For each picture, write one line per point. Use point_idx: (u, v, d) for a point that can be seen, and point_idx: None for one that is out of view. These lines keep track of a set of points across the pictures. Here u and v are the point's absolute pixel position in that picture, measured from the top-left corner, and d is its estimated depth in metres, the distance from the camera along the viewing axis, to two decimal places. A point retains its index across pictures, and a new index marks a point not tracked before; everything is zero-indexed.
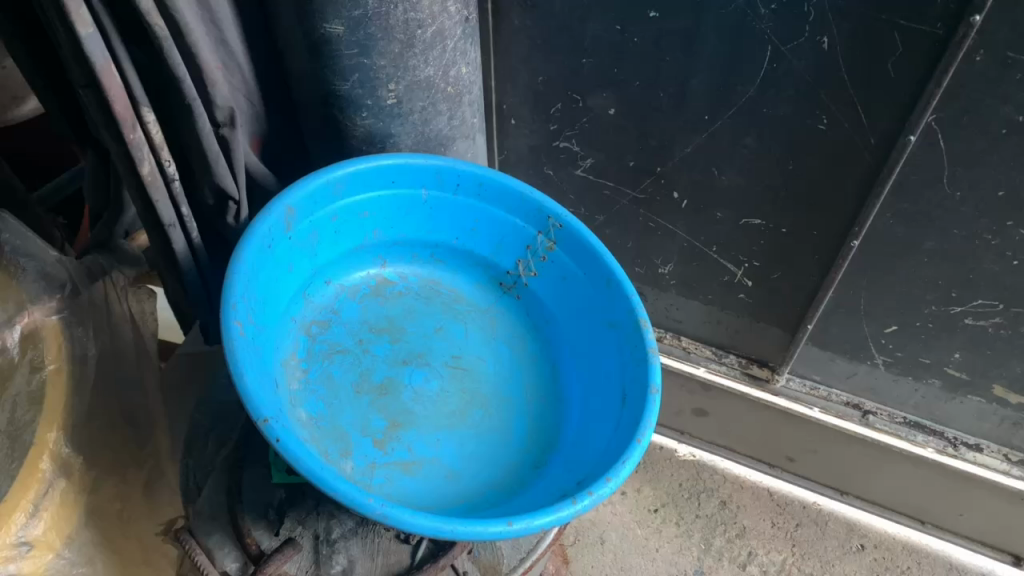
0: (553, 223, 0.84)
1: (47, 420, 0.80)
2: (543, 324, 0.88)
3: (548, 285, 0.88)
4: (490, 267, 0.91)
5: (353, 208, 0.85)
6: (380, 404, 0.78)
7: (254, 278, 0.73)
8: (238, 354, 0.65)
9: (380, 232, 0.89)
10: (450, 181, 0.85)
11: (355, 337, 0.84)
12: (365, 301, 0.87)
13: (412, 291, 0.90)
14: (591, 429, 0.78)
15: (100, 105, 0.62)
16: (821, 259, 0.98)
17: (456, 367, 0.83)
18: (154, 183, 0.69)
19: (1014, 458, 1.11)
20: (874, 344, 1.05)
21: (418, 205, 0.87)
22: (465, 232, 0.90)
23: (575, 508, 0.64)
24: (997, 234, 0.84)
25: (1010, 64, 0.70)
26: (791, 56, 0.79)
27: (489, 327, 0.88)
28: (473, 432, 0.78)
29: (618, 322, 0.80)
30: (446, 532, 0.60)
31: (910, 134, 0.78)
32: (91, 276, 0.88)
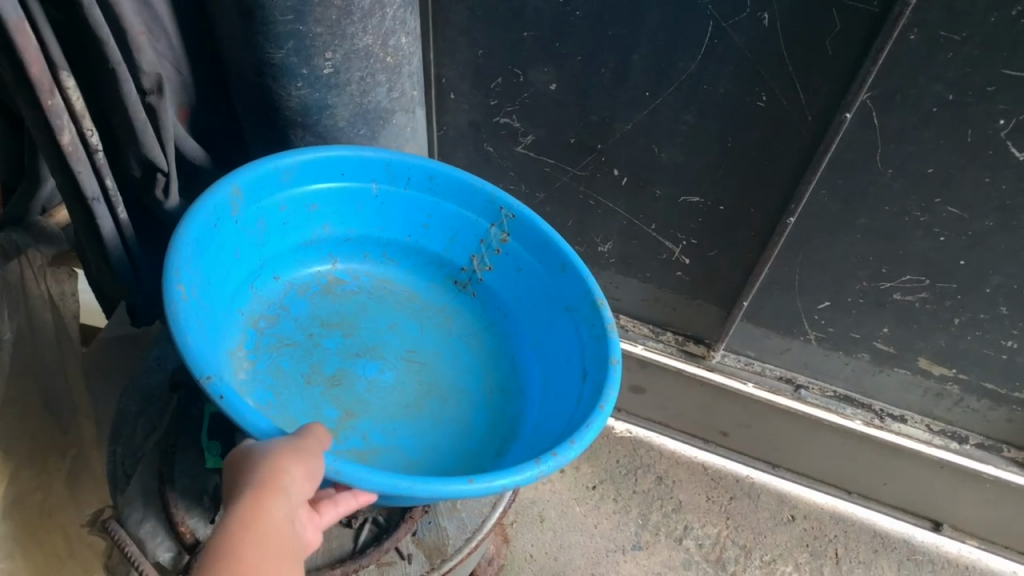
0: (506, 214, 0.84)
1: None
2: (501, 320, 0.87)
3: (504, 279, 0.87)
4: (444, 264, 0.90)
5: (302, 198, 0.83)
6: (333, 394, 0.76)
7: (199, 254, 0.70)
8: (180, 317, 0.62)
9: (330, 227, 0.87)
10: (401, 174, 0.84)
11: (306, 331, 0.81)
12: (315, 297, 0.85)
13: (364, 290, 0.87)
14: (554, 413, 0.76)
15: (10, 66, 0.56)
16: (757, 236, 0.99)
17: (413, 360, 0.81)
18: (76, 154, 0.63)
19: (935, 428, 1.16)
20: (808, 319, 1.08)
21: (369, 199, 0.86)
22: (418, 229, 0.89)
23: (539, 469, 0.62)
24: (925, 210, 0.87)
25: (942, 42, 0.72)
26: (731, 33, 0.79)
27: (444, 324, 0.86)
28: (432, 421, 0.76)
29: (575, 305, 0.80)
30: (405, 489, 0.57)
31: (847, 111, 0.80)
32: (5, 254, 0.82)
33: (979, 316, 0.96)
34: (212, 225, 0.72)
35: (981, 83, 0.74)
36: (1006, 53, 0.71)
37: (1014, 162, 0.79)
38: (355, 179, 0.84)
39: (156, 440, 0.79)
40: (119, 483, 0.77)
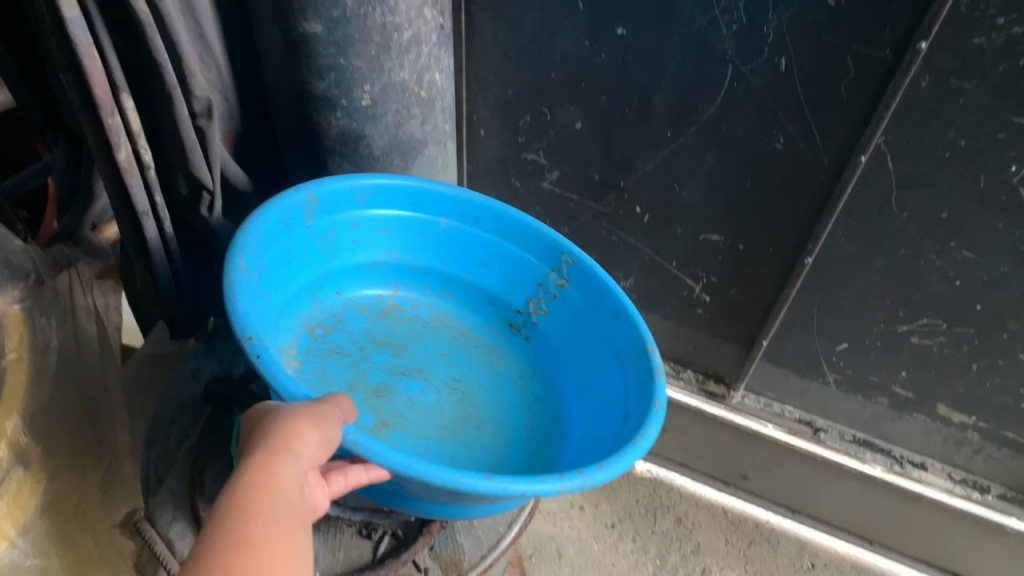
0: (567, 260, 0.87)
1: (6, 407, 0.79)
2: (550, 367, 0.91)
3: (561, 325, 0.91)
4: (502, 306, 0.95)
5: (373, 222, 0.90)
6: (373, 402, 0.80)
7: (265, 246, 0.77)
8: (234, 281, 0.68)
9: (396, 254, 0.94)
10: (469, 213, 0.90)
11: (357, 345, 0.87)
12: (373, 317, 0.91)
13: (421, 319, 0.93)
14: (588, 452, 0.78)
15: (76, 86, 0.62)
16: (776, 275, 1.01)
17: (456, 388, 0.85)
18: (130, 170, 0.68)
19: (956, 477, 1.16)
20: (826, 361, 1.09)
21: (436, 232, 0.92)
22: (480, 267, 0.95)
23: (561, 483, 0.62)
24: (941, 254, 0.88)
25: (953, 90, 0.75)
26: (749, 76, 0.83)
27: (493, 362, 0.90)
28: (464, 446, 0.79)
29: (625, 351, 0.81)
30: (417, 473, 0.59)
31: (862, 154, 0.82)
32: (56, 266, 0.88)
33: (997, 362, 0.97)
34: (281, 229, 0.80)
35: (991, 129, 0.76)
36: (1014, 101, 0.73)
37: None
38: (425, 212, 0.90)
39: (188, 447, 0.82)
40: (151, 486, 0.80)
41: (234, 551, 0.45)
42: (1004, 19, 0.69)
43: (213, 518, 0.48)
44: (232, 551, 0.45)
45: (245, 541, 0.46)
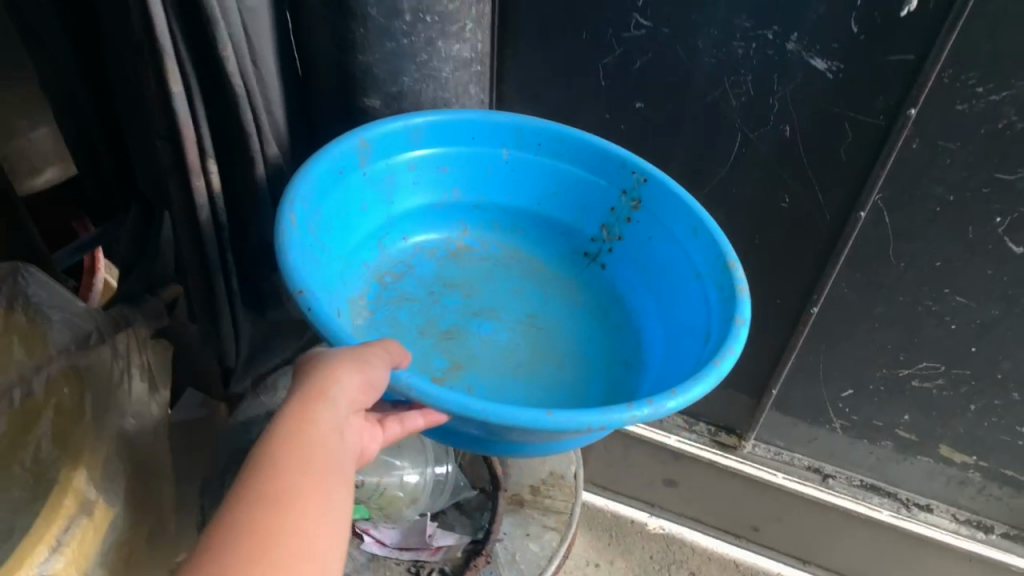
0: (638, 177, 0.84)
1: (73, 460, 0.82)
2: (628, 295, 0.86)
3: (637, 250, 0.86)
4: (574, 236, 0.90)
5: (433, 160, 0.87)
6: (445, 346, 0.78)
7: (320, 194, 0.75)
8: (286, 235, 0.66)
9: (460, 192, 0.90)
10: (531, 138, 0.87)
11: (428, 290, 0.84)
12: (441, 259, 0.88)
13: (491, 257, 0.89)
14: (672, 375, 0.74)
15: (170, 153, 0.68)
16: (784, 326, 1.08)
17: (530, 324, 0.82)
18: (208, 229, 0.74)
19: (961, 517, 1.22)
20: (833, 407, 1.16)
21: (499, 164, 0.89)
22: (548, 197, 0.90)
23: (630, 414, 0.59)
24: (936, 300, 0.97)
25: (941, 150, 0.84)
26: (756, 142, 0.92)
27: (569, 296, 0.86)
28: (541, 382, 0.76)
29: (706, 270, 0.78)
30: (486, 413, 0.57)
31: (861, 210, 0.91)
32: (115, 326, 0.94)
33: (993, 402, 1.04)
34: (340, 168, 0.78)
35: (977, 185, 0.85)
36: (996, 159, 0.83)
37: (1012, 256, 0.89)
38: (486, 144, 0.87)
39: None
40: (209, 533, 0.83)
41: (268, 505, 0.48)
42: (983, 88, 0.78)
43: (250, 468, 0.51)
44: (266, 505, 0.48)
45: (280, 494, 0.49)
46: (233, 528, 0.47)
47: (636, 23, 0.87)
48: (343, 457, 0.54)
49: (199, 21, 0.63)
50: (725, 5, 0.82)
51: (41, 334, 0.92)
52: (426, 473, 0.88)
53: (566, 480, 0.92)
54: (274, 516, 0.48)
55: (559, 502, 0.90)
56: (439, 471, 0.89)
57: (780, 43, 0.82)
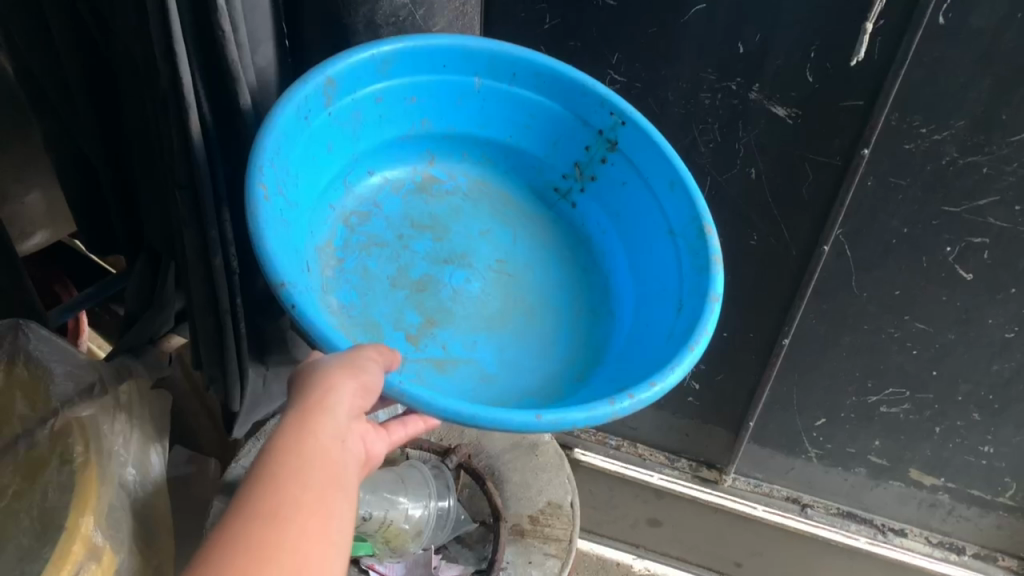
0: (616, 120, 0.80)
1: (79, 506, 0.79)
2: (596, 237, 0.85)
3: (609, 191, 0.84)
4: (544, 170, 0.86)
5: (401, 91, 0.80)
6: (417, 299, 0.77)
7: (287, 149, 0.70)
8: (259, 212, 0.62)
9: (429, 122, 0.84)
10: (505, 68, 0.80)
11: (397, 231, 0.82)
12: (410, 197, 0.84)
13: (459, 192, 0.86)
14: (643, 335, 0.75)
15: (188, 201, 0.72)
16: (758, 359, 1.14)
17: (501, 271, 0.81)
18: (221, 274, 0.77)
19: (934, 540, 1.28)
20: (807, 437, 1.21)
21: (470, 95, 0.83)
22: (519, 129, 0.85)
23: (612, 409, 0.59)
24: (898, 327, 1.04)
25: (894, 187, 0.92)
26: (725, 184, 0.99)
27: (539, 236, 0.84)
28: (514, 335, 0.77)
29: (680, 230, 0.76)
30: (475, 419, 0.56)
31: (825, 244, 0.98)
32: (120, 376, 0.95)
33: (956, 424, 1.11)
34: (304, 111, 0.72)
35: (927, 217, 0.93)
36: (943, 194, 0.91)
37: (964, 283, 0.97)
38: (457, 72, 0.81)
39: None
40: None
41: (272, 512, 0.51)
42: (926, 129, 0.86)
43: (250, 479, 0.53)
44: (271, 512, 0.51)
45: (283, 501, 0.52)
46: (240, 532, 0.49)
47: (611, 78, 0.94)
48: (344, 466, 0.57)
49: (222, 79, 0.69)
50: (692, 62, 0.89)
51: (42, 388, 0.90)
52: (429, 506, 0.93)
53: (564, 509, 0.97)
54: (278, 522, 0.51)
55: (558, 530, 0.95)
56: (441, 505, 0.94)
57: (743, 93, 0.90)
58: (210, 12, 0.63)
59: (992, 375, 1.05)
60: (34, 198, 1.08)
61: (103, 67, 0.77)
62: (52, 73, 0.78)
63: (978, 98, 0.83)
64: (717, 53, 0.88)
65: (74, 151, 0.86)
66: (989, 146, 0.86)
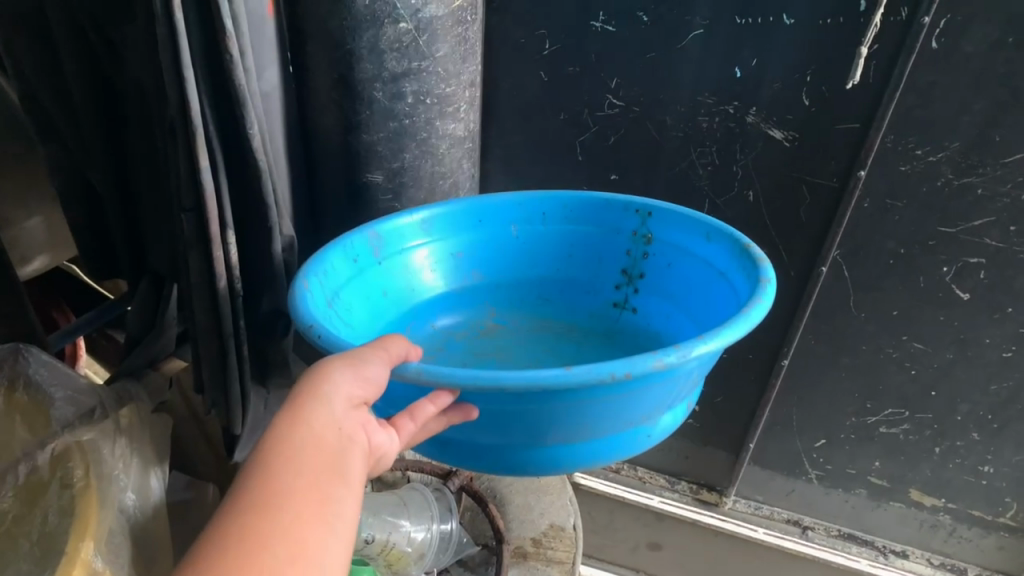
0: (643, 214, 0.82)
1: (79, 532, 0.76)
2: (663, 327, 0.80)
3: (661, 280, 0.82)
4: (598, 293, 0.85)
5: (443, 244, 0.84)
6: None
7: (332, 265, 0.72)
8: (302, 296, 0.63)
9: (478, 274, 0.87)
10: (534, 210, 0.86)
11: (460, 362, 0.79)
12: (472, 338, 0.83)
13: (520, 327, 0.84)
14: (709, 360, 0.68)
15: (193, 224, 0.73)
16: (757, 380, 1.15)
17: (565, 371, 0.76)
18: (224, 296, 0.77)
19: (936, 561, 1.28)
20: (807, 458, 1.22)
21: (510, 241, 0.87)
22: (563, 264, 0.87)
23: (658, 360, 0.53)
24: (897, 347, 1.04)
25: (890, 208, 0.93)
26: (724, 207, 1.00)
27: (603, 345, 0.81)
28: None
29: (727, 267, 0.74)
30: (496, 380, 0.51)
31: (823, 265, 0.99)
32: (120, 399, 0.95)
33: (955, 444, 1.12)
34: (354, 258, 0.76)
35: (924, 238, 0.94)
36: (938, 215, 0.92)
37: (961, 302, 0.98)
38: (493, 222, 0.86)
39: None
40: None
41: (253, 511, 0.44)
42: (921, 150, 0.88)
43: (243, 473, 0.47)
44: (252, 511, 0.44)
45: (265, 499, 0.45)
46: (216, 538, 0.43)
47: (610, 103, 0.95)
48: (343, 457, 0.50)
49: (228, 103, 0.70)
50: (690, 86, 0.91)
51: (42, 413, 0.89)
52: (431, 529, 0.92)
53: (567, 531, 0.97)
54: (261, 523, 0.44)
55: (560, 552, 0.95)
56: (443, 528, 0.93)
57: (740, 116, 0.91)
58: (219, 37, 0.64)
59: (990, 395, 1.05)
60: (35, 223, 1.07)
61: (109, 93, 0.78)
62: (56, 99, 0.79)
63: (972, 120, 0.84)
64: (713, 77, 0.89)
65: (76, 177, 0.86)
66: (983, 167, 0.87)
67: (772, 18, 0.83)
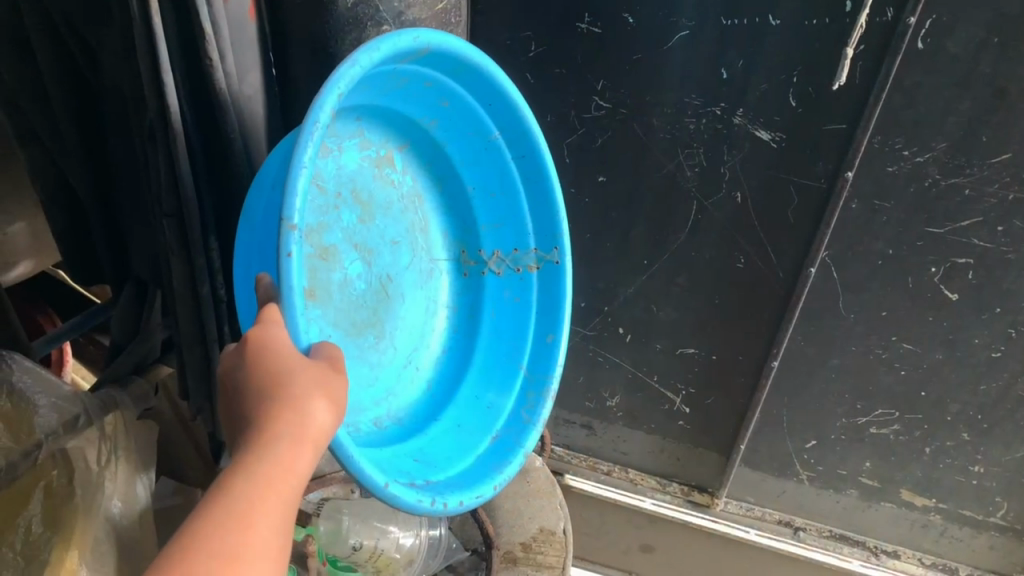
0: (551, 257, 0.83)
1: (64, 541, 0.80)
2: (460, 311, 0.84)
3: (498, 292, 0.86)
4: (467, 231, 0.83)
5: (447, 88, 0.72)
6: (315, 264, 0.63)
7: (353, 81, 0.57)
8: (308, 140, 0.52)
9: (431, 123, 0.76)
10: (524, 146, 0.79)
11: (339, 185, 0.67)
12: (368, 161, 0.70)
13: (402, 190, 0.75)
14: (453, 444, 0.80)
15: (175, 230, 0.72)
16: (747, 381, 1.14)
17: (387, 289, 0.73)
18: (208, 302, 0.77)
19: (927, 561, 1.28)
20: (798, 459, 1.21)
21: (479, 137, 0.78)
22: (483, 191, 0.82)
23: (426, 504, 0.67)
24: (886, 348, 1.04)
25: (877, 209, 0.93)
26: (711, 208, 0.99)
27: (427, 282, 0.79)
28: (354, 361, 0.69)
29: (529, 379, 0.85)
30: (349, 460, 0.57)
31: (811, 266, 0.98)
32: (104, 407, 0.90)
33: (946, 444, 1.12)
34: (387, 64, 0.63)
35: (911, 239, 0.94)
36: (926, 216, 0.92)
37: (949, 303, 0.98)
38: (490, 116, 0.77)
39: None
40: None
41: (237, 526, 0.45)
42: (908, 151, 0.87)
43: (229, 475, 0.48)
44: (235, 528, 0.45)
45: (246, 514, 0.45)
46: (201, 535, 0.43)
47: (597, 104, 0.94)
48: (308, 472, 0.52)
49: (209, 108, 0.70)
50: (676, 87, 0.90)
51: (25, 421, 0.84)
52: (420, 535, 0.93)
53: (557, 536, 0.98)
54: (242, 545, 0.44)
55: (551, 557, 0.95)
56: (432, 534, 0.95)
57: (728, 118, 0.91)
58: (200, 43, 0.64)
59: (980, 395, 1.05)
60: (18, 229, 1.06)
61: (91, 96, 0.77)
62: (36, 103, 0.78)
63: (959, 121, 0.84)
64: (700, 78, 0.89)
65: (60, 181, 0.85)
66: (970, 167, 0.87)
67: (758, 19, 0.83)
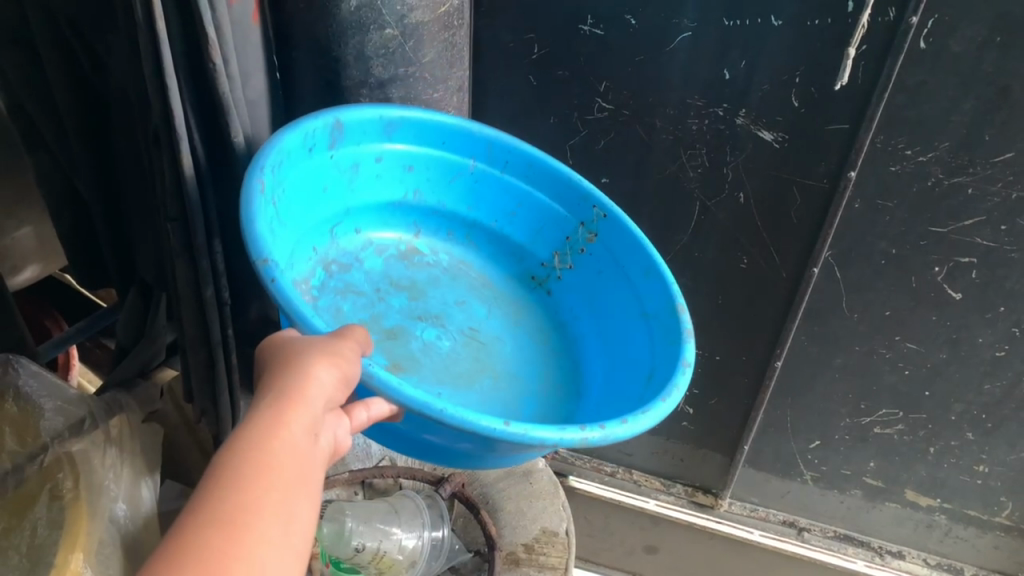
0: (598, 212, 0.81)
1: (69, 542, 0.76)
2: (571, 322, 0.83)
3: (587, 281, 0.83)
4: (525, 258, 0.86)
5: (399, 157, 0.81)
6: (386, 346, 0.73)
7: (284, 165, 0.69)
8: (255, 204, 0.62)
9: (420, 194, 0.84)
10: (499, 156, 0.82)
11: (375, 286, 0.79)
12: (390, 259, 0.82)
13: (441, 266, 0.84)
14: (612, 409, 0.72)
15: (179, 232, 0.72)
16: (751, 382, 1.14)
17: (474, 336, 0.78)
18: (212, 305, 0.77)
19: (932, 561, 1.28)
20: (801, 459, 1.21)
21: (463, 178, 0.84)
22: (505, 216, 0.85)
23: (580, 434, 0.58)
24: (889, 347, 1.04)
25: (880, 208, 0.93)
26: (714, 209, 0.99)
27: (511, 317, 0.82)
28: (476, 396, 0.72)
29: (654, 314, 0.75)
30: (439, 413, 0.55)
31: (814, 266, 0.98)
32: (109, 409, 0.92)
33: (950, 443, 1.12)
34: (314, 153, 0.73)
35: (915, 238, 0.94)
36: (929, 215, 0.92)
37: (953, 302, 0.98)
38: (457, 152, 0.82)
39: None
40: None
41: (238, 492, 0.45)
42: (911, 151, 0.88)
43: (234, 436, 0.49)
44: (235, 498, 0.45)
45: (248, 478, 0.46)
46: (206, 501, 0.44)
47: (600, 106, 0.94)
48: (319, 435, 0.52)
49: (213, 110, 0.70)
50: (678, 88, 0.90)
51: (31, 425, 0.86)
52: (423, 537, 0.92)
53: (559, 537, 0.98)
54: (242, 507, 0.45)
55: (554, 558, 0.96)
56: (435, 535, 0.93)
57: (730, 119, 0.91)
58: (203, 46, 0.64)
59: (984, 394, 1.05)
60: (24, 233, 1.06)
61: (94, 100, 0.77)
62: (40, 107, 0.78)
63: (961, 120, 0.84)
64: (703, 79, 0.89)
65: (66, 184, 0.86)
66: (973, 167, 0.87)
67: (759, 19, 0.83)
